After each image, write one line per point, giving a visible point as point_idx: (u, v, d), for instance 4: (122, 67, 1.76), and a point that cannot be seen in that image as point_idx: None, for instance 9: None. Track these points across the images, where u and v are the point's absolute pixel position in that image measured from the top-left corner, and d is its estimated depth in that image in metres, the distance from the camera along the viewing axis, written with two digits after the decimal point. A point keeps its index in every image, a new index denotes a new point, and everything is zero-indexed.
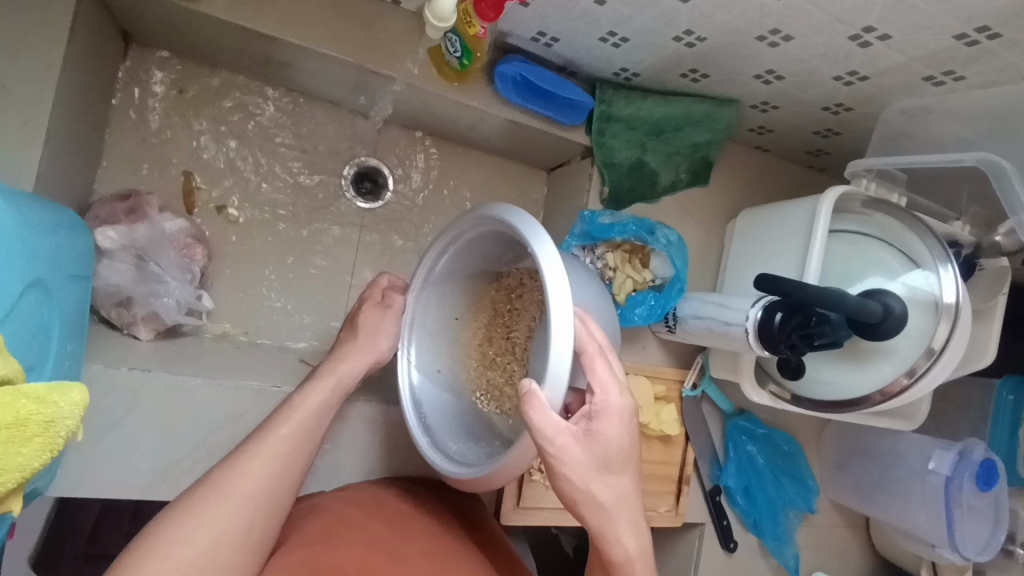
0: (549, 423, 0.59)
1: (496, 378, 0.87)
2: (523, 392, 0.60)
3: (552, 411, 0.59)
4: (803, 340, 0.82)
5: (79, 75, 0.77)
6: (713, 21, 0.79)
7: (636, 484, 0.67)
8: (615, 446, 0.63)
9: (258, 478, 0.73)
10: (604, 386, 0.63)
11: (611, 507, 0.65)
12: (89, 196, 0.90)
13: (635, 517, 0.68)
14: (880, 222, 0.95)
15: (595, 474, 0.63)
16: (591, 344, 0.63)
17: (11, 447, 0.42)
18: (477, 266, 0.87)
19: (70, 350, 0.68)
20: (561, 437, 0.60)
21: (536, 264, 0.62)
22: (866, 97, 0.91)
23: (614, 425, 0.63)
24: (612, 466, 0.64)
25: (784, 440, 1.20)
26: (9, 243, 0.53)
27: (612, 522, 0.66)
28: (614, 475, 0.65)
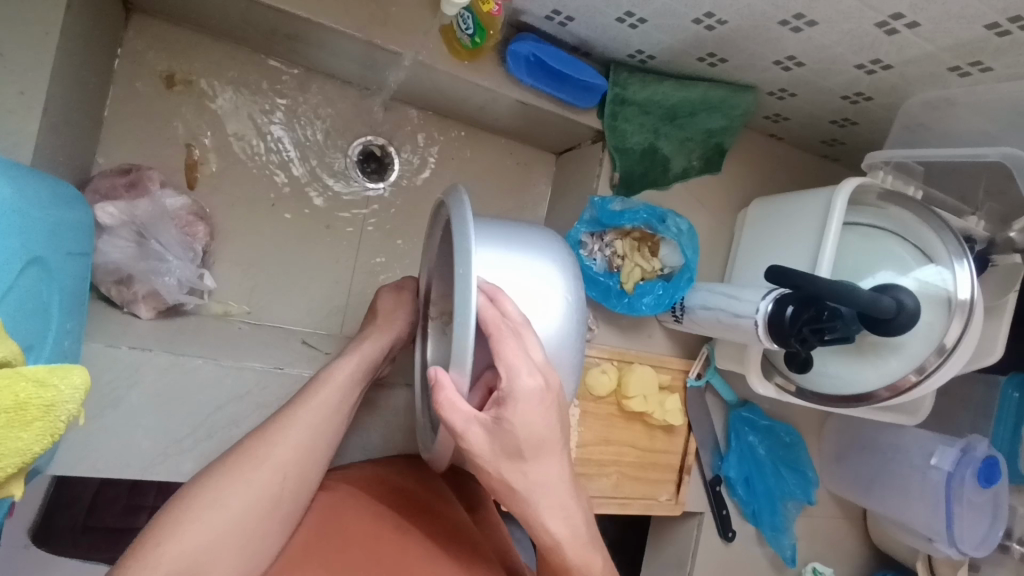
0: (453, 410, 0.60)
1: None
2: (431, 378, 0.61)
3: (457, 400, 0.60)
4: (814, 334, 0.81)
5: (78, 43, 0.74)
6: (736, 3, 0.76)
7: (560, 467, 0.63)
8: (526, 434, 0.60)
9: (288, 447, 0.74)
10: (511, 369, 0.59)
11: (527, 493, 0.62)
12: (90, 169, 0.88)
13: (563, 502, 0.64)
14: (895, 215, 0.93)
15: (508, 461, 0.61)
16: (499, 326, 0.60)
17: (11, 432, 0.41)
18: None
19: (70, 328, 0.66)
20: (466, 425, 0.60)
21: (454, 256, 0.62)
22: (888, 87, 0.88)
23: (529, 409, 0.59)
24: (525, 453, 0.61)
25: (785, 431, 1.20)
26: (5, 218, 0.51)
27: (534, 508, 0.63)
28: (532, 462, 0.61)
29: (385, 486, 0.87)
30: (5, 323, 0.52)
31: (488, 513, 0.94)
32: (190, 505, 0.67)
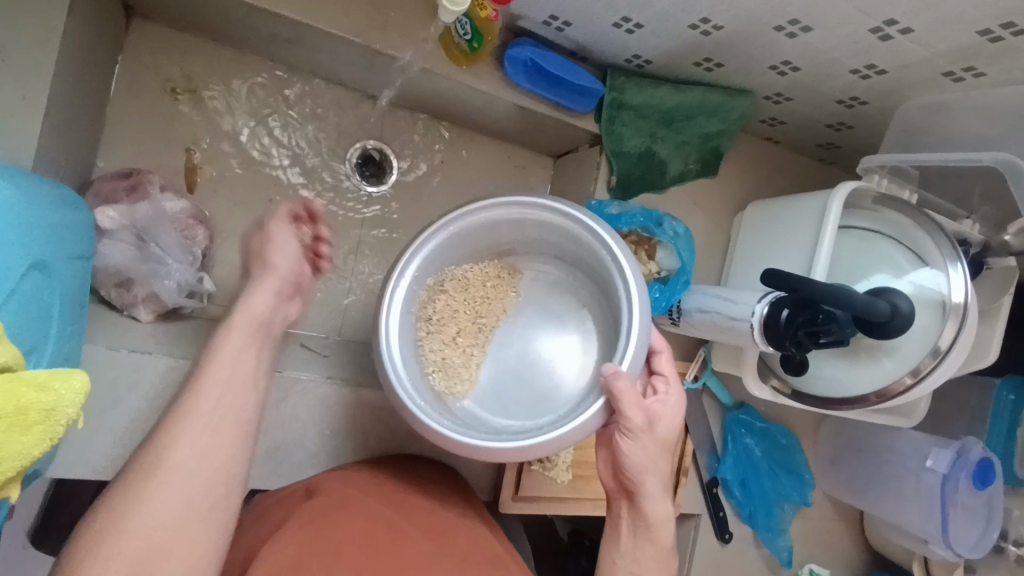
0: (627, 402, 0.73)
1: (451, 357, 0.90)
2: (607, 373, 0.73)
3: (632, 397, 0.73)
4: (809, 337, 0.82)
5: (79, 48, 0.75)
6: (732, 8, 0.77)
7: (663, 458, 0.80)
8: (668, 427, 0.79)
9: (202, 428, 0.66)
10: (668, 377, 0.82)
11: (653, 478, 0.79)
12: (90, 172, 0.88)
13: (666, 485, 0.81)
14: (890, 218, 0.94)
15: (650, 447, 0.78)
16: (661, 343, 0.84)
17: (11, 435, 0.41)
18: (467, 245, 0.91)
19: (72, 332, 0.66)
20: (637, 417, 0.74)
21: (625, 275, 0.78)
22: (884, 91, 0.89)
23: (670, 410, 0.80)
24: (659, 441, 0.79)
25: (782, 433, 1.20)
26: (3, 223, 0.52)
27: (656, 490, 0.79)
28: (655, 451, 0.79)
29: (354, 479, 0.87)
30: (6, 329, 0.52)
31: (461, 491, 0.97)
32: (120, 503, 0.59)
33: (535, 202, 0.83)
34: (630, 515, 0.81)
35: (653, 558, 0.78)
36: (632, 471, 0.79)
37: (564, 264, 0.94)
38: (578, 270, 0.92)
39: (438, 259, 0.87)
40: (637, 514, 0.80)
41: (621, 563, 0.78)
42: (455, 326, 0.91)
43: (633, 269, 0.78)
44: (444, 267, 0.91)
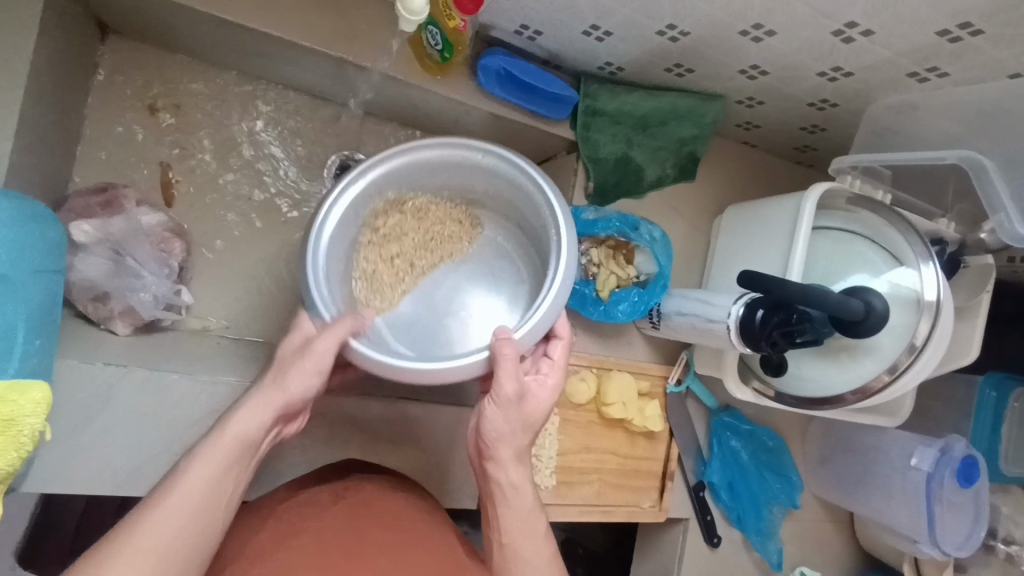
0: (502, 369, 0.67)
1: (381, 275, 0.83)
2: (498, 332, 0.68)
3: (510, 365, 0.67)
4: (784, 338, 0.82)
5: (53, 65, 0.76)
6: (696, 14, 0.78)
7: (523, 468, 0.72)
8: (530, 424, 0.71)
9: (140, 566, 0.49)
10: (552, 370, 0.73)
11: (507, 485, 0.71)
12: (67, 187, 0.88)
13: (524, 503, 0.72)
14: (864, 218, 0.95)
15: (511, 438, 0.70)
16: (562, 334, 0.75)
17: None
18: (442, 180, 0.85)
19: (38, 346, 0.62)
20: (508, 389, 0.68)
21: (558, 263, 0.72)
22: (851, 92, 0.90)
23: (537, 407, 0.71)
24: (517, 435, 0.70)
25: (768, 436, 1.20)
26: None
27: (503, 500, 0.71)
28: (514, 449, 0.71)
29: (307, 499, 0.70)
30: None
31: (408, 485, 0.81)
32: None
33: (498, 151, 0.77)
34: (492, 486, 0.72)
35: (518, 525, 0.71)
36: (492, 437, 0.70)
37: (525, 231, 0.86)
38: (536, 243, 0.84)
39: (404, 178, 0.82)
40: (496, 483, 0.72)
41: (494, 536, 0.71)
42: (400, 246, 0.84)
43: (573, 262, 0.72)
44: (407, 189, 0.84)
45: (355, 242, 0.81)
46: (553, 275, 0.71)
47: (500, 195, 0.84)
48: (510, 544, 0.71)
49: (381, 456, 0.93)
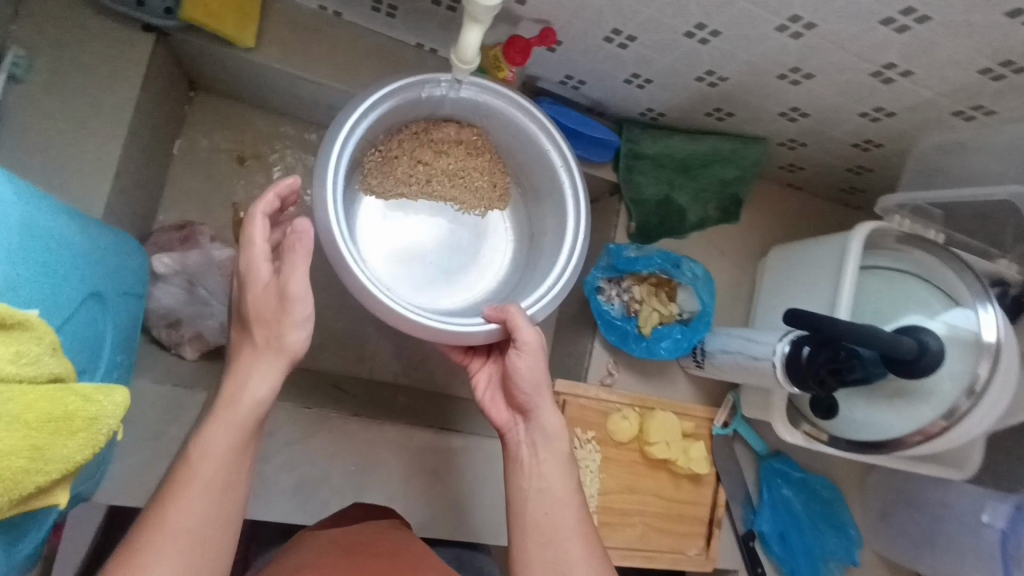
0: (517, 330, 0.72)
1: (398, 165, 0.82)
2: (504, 307, 0.73)
3: (520, 325, 0.72)
4: (832, 376, 0.80)
5: (148, 117, 0.85)
6: (734, 61, 0.80)
7: (558, 425, 0.74)
8: (536, 382, 0.74)
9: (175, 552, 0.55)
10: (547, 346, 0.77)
11: (541, 448, 0.74)
12: (151, 225, 0.97)
13: (559, 466, 0.73)
14: (916, 258, 0.93)
15: (536, 400, 0.74)
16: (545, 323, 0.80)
17: (58, 440, 0.44)
18: (508, 140, 0.85)
19: (121, 361, 0.70)
20: (522, 348, 0.72)
21: (554, 291, 0.78)
22: (896, 133, 0.91)
23: (537, 366, 0.73)
24: (538, 397, 0.74)
25: (823, 485, 1.15)
26: (67, 253, 0.57)
27: (540, 464, 0.73)
28: (543, 410, 0.74)
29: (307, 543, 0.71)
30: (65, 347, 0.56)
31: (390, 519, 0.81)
32: None
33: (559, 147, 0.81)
34: (528, 435, 0.75)
35: (555, 471, 0.73)
36: (524, 386, 0.73)
37: (530, 220, 0.91)
38: (535, 233, 0.90)
39: (489, 115, 0.82)
40: (534, 429, 0.75)
41: (529, 484, 0.72)
42: (431, 159, 0.84)
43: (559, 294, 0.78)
44: (475, 125, 0.85)
45: (399, 129, 0.82)
46: (551, 289, 0.79)
47: (528, 172, 0.88)
48: (546, 492, 0.72)
49: (423, 487, 0.94)
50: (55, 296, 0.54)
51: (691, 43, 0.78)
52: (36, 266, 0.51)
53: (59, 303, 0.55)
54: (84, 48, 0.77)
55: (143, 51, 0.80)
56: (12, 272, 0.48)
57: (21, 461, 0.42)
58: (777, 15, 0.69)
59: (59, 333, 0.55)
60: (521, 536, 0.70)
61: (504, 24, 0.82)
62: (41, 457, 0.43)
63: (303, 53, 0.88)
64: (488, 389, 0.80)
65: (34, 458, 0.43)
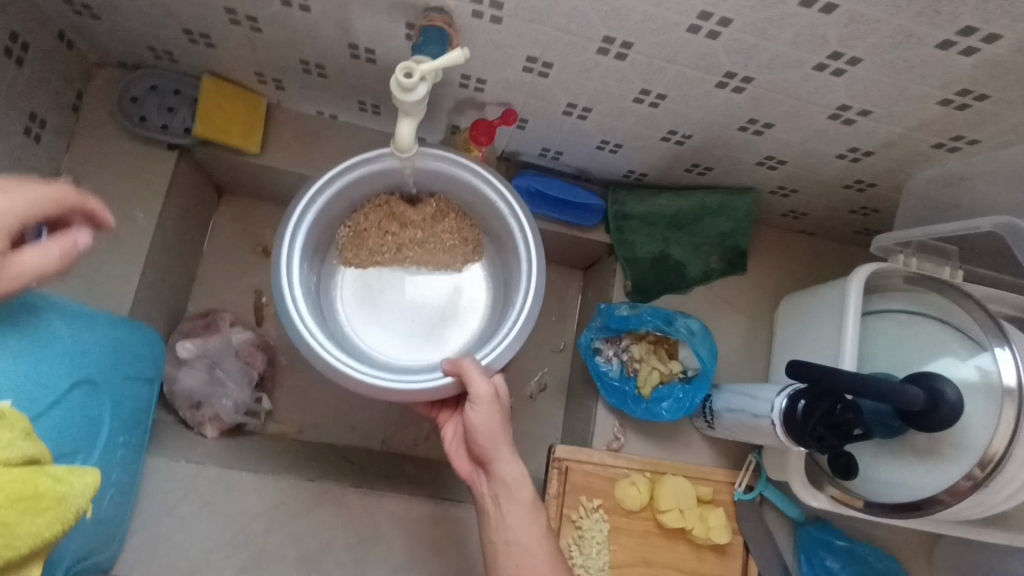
0: (474, 384, 0.74)
1: (367, 236, 0.90)
2: (459, 360, 0.75)
3: (476, 379, 0.74)
4: (832, 432, 0.75)
5: (174, 221, 0.98)
6: (690, 119, 0.82)
7: (520, 474, 0.77)
8: (497, 434, 0.76)
9: None
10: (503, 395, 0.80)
11: (506, 498, 0.77)
12: (181, 314, 1.08)
13: (525, 514, 0.76)
14: (929, 298, 0.86)
15: (499, 450, 0.77)
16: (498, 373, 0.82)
17: (28, 517, 0.49)
18: (466, 198, 0.90)
19: (124, 440, 0.77)
20: (479, 400, 0.74)
21: (507, 338, 0.81)
22: (883, 171, 0.87)
23: (494, 418, 0.76)
24: (499, 448, 0.77)
25: (875, 555, 1.04)
26: (55, 347, 0.64)
27: (506, 513, 0.76)
28: (506, 460, 0.77)
29: None
30: (43, 434, 0.61)
31: None
32: None
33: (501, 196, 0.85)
34: (491, 486, 0.79)
35: (520, 520, 0.76)
36: (478, 439, 0.77)
37: (503, 268, 0.94)
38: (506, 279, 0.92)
39: (442, 179, 0.88)
40: (496, 481, 0.78)
41: (497, 537, 0.76)
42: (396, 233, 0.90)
43: (513, 340, 0.81)
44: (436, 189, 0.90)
45: (366, 202, 0.90)
46: (506, 334, 0.81)
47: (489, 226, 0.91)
48: (512, 542, 0.75)
49: (424, 559, 0.94)
50: (39, 383, 0.61)
51: (642, 107, 0.81)
52: (14, 356, 0.58)
53: (45, 390, 0.61)
54: (121, 169, 0.92)
55: (166, 167, 0.93)
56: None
57: None
58: (711, 73, 0.72)
59: (45, 418, 0.62)
60: None
61: (471, 110, 0.88)
62: (11, 533, 0.48)
63: (303, 154, 0.99)
64: (454, 438, 0.85)
65: (2, 534, 0.48)
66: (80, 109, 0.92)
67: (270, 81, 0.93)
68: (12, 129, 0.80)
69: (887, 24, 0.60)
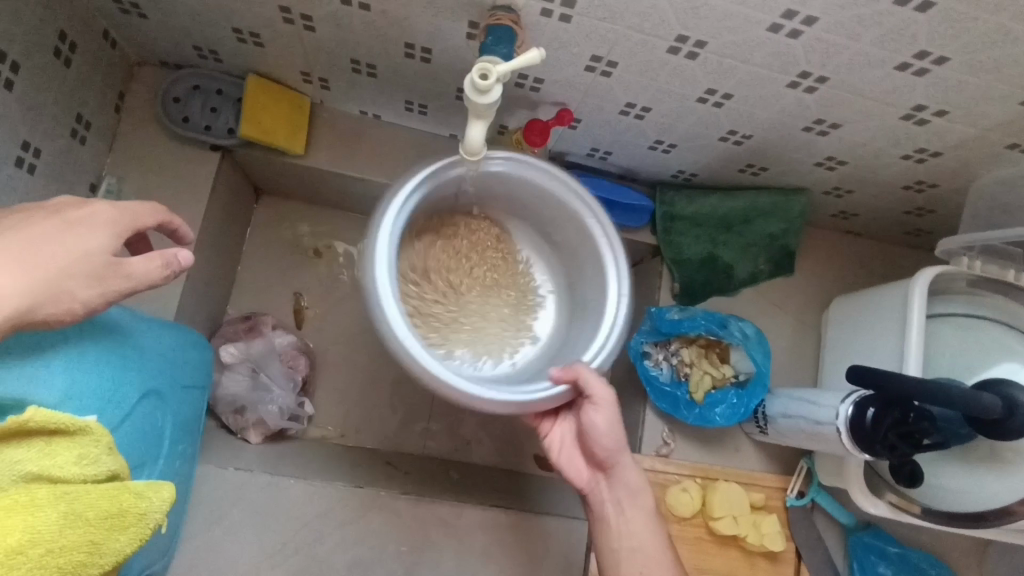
0: (594, 388, 0.71)
1: (429, 274, 0.82)
2: (575, 367, 0.72)
3: (596, 384, 0.71)
4: (902, 440, 0.73)
5: (217, 223, 0.96)
6: (754, 119, 0.80)
7: (641, 474, 0.76)
8: (611, 436, 0.74)
9: None
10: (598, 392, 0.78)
11: (625, 508, 0.76)
12: (220, 318, 1.06)
13: (644, 522, 0.75)
14: (991, 300, 0.85)
15: (621, 455, 0.75)
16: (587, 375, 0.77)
17: (112, 535, 0.49)
18: (505, 174, 0.79)
19: (182, 450, 0.76)
20: (603, 403, 0.72)
21: (612, 332, 0.75)
22: (948, 171, 0.85)
23: (610, 421, 0.73)
24: (618, 452, 0.75)
25: (927, 561, 1.02)
26: (126, 358, 0.64)
27: (630, 525, 0.75)
28: (627, 464, 0.76)
29: None
30: (117, 446, 0.61)
31: None
32: None
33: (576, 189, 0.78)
34: (611, 493, 0.77)
35: (642, 522, 0.75)
36: (599, 446, 0.74)
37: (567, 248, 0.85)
38: (577, 284, 0.86)
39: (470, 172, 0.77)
40: (616, 487, 0.76)
41: (620, 544, 0.75)
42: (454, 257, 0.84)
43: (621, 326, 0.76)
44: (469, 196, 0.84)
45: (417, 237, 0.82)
46: (611, 335, 0.75)
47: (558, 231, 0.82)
48: (637, 547, 0.74)
49: (475, 566, 0.93)
50: (112, 397, 0.60)
51: (705, 107, 0.79)
52: (93, 369, 0.59)
53: (110, 406, 0.60)
54: (165, 171, 0.90)
55: (212, 169, 0.91)
56: (62, 379, 0.57)
57: (79, 556, 0.47)
58: (785, 73, 0.69)
59: (114, 434, 0.61)
60: None
61: (524, 110, 0.86)
62: (97, 551, 0.48)
63: (346, 155, 0.97)
64: (562, 448, 0.80)
65: (90, 552, 0.48)
66: (123, 109, 0.90)
67: (316, 81, 0.91)
68: (60, 131, 0.79)
69: (983, 22, 0.58)
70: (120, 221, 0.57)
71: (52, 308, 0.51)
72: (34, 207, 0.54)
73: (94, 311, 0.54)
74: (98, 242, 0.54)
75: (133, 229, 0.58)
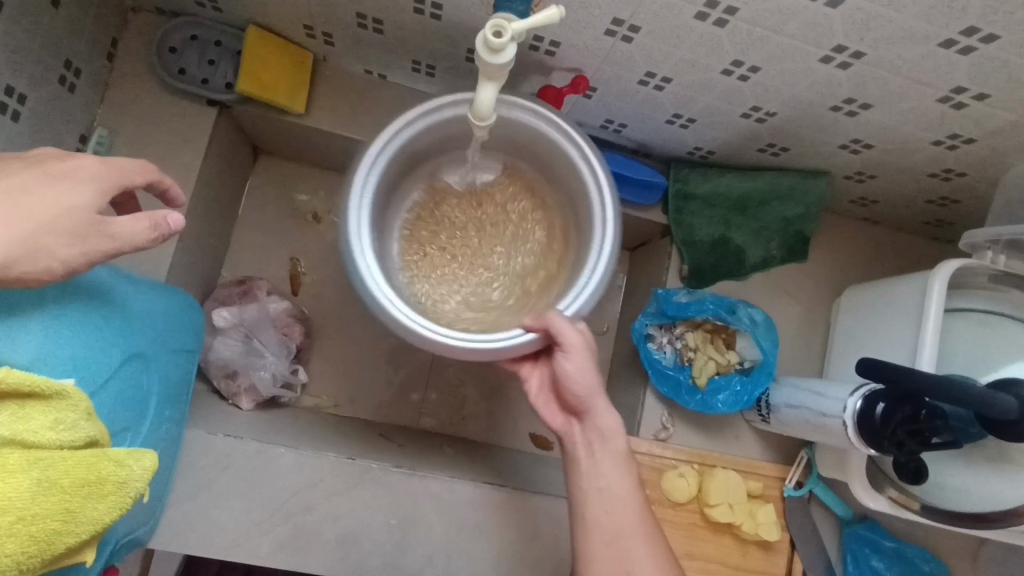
0: (563, 334, 0.67)
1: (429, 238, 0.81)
2: (546, 314, 0.69)
3: (565, 329, 0.67)
4: (912, 438, 0.70)
5: (213, 181, 0.93)
6: (780, 95, 0.75)
7: (618, 419, 0.73)
8: (583, 378, 0.71)
9: None
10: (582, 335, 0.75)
11: (600, 458, 0.73)
12: (215, 279, 1.03)
13: (618, 468, 0.73)
14: (1012, 298, 0.81)
15: (595, 398, 0.73)
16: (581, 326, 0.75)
17: (89, 502, 0.48)
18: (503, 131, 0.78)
19: (168, 415, 0.74)
20: (573, 346, 0.68)
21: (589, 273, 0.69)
22: (979, 160, 0.81)
23: (583, 361, 0.69)
24: (589, 396, 0.72)
25: (922, 557, 1.01)
26: (109, 319, 0.61)
27: (601, 472, 0.72)
28: (602, 403, 0.73)
29: None
30: (97, 411, 0.59)
31: None
32: None
33: (566, 136, 0.73)
34: (584, 435, 0.75)
35: (613, 467, 0.72)
36: (573, 388, 0.72)
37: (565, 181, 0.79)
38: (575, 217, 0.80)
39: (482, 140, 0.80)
40: (589, 431, 0.74)
41: (589, 486, 0.72)
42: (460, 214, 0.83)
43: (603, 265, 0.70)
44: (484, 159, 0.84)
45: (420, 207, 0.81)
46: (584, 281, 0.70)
47: (559, 183, 0.79)
48: (607, 490, 0.72)
49: (465, 542, 0.92)
50: (93, 362, 0.58)
51: (729, 81, 0.75)
52: (70, 330, 0.56)
53: (91, 369, 0.57)
54: (159, 124, 0.86)
55: (208, 124, 0.87)
56: (39, 341, 0.54)
57: (54, 524, 0.45)
58: (819, 46, 0.65)
59: (93, 399, 0.58)
60: (586, 539, 0.71)
61: (537, 75, 0.82)
62: (74, 519, 0.46)
63: (349, 115, 0.93)
64: (540, 393, 0.79)
65: (65, 521, 0.46)
66: (115, 57, 0.85)
67: (319, 35, 0.86)
68: (48, 76, 0.74)
69: None
70: (105, 176, 0.54)
71: (29, 266, 0.48)
72: (12, 157, 0.51)
73: (76, 271, 0.51)
74: (79, 197, 0.51)
75: (120, 187, 0.55)
